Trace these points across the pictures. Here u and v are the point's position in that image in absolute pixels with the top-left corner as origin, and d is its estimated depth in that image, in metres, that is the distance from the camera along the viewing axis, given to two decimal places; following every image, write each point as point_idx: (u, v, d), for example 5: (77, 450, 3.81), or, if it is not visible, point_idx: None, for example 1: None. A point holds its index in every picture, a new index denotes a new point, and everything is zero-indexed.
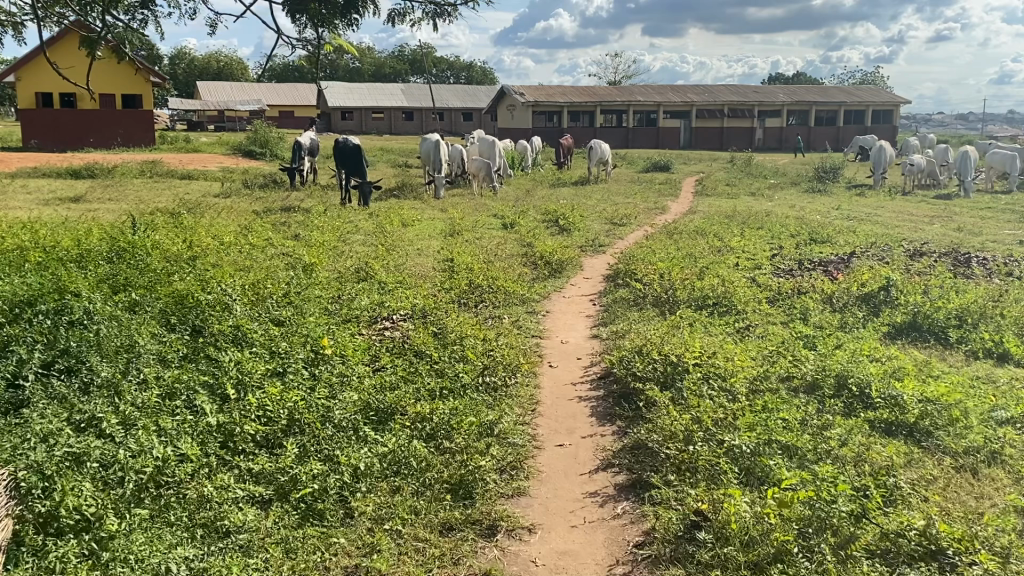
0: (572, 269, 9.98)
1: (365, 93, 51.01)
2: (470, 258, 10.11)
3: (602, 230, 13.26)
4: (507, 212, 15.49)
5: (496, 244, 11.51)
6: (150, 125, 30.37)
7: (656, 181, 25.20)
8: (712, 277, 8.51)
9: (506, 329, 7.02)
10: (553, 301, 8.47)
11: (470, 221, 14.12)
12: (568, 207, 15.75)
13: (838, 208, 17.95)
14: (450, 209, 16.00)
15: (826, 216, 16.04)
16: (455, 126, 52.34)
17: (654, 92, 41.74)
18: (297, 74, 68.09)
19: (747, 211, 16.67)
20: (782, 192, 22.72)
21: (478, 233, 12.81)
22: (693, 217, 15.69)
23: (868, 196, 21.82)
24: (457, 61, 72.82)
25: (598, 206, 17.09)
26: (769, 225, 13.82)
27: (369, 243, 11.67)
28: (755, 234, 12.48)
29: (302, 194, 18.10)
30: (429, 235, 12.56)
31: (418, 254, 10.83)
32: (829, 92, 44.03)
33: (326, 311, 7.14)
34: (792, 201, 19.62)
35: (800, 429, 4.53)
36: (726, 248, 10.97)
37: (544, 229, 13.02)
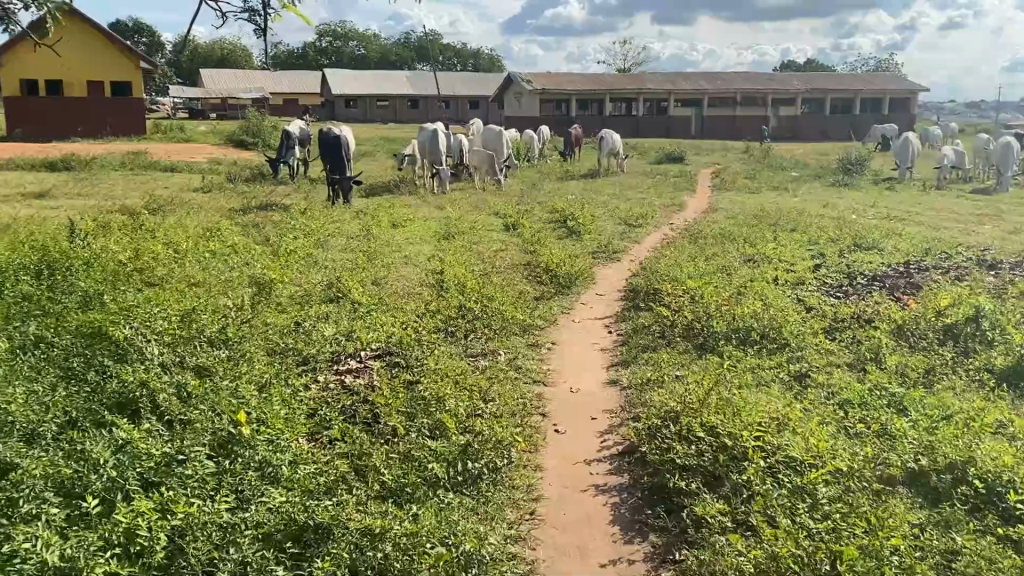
0: (582, 284, 8.50)
1: (368, 80, 49.51)
2: (464, 270, 8.65)
3: (616, 233, 11.77)
4: (511, 210, 14.06)
5: (496, 251, 10.04)
6: (141, 116, 28.86)
7: (670, 174, 23.67)
8: (755, 299, 7.04)
9: (502, 372, 5.55)
10: (561, 328, 7.00)
11: (469, 221, 12.69)
12: (578, 205, 14.30)
13: (872, 205, 16.42)
14: (448, 206, 14.58)
15: (863, 215, 14.53)
16: (463, 115, 51.22)
17: (666, 79, 40.11)
18: (301, 62, 66.63)
19: (774, 209, 15.19)
20: (807, 186, 21.17)
21: (478, 236, 11.36)
22: (716, 217, 14.20)
23: (899, 191, 20.26)
24: (464, 48, 71.06)
25: (611, 203, 15.62)
26: (804, 227, 12.32)
27: (351, 248, 10.22)
28: (790, 239, 10.99)
29: (290, 190, 16.71)
30: (421, 239, 11.09)
31: (405, 264, 9.38)
32: (847, 80, 42.25)
33: (276, 350, 5.68)
34: (821, 197, 18.09)
35: (921, 565, 3.08)
36: (759, 258, 9.51)
37: (552, 231, 11.56)
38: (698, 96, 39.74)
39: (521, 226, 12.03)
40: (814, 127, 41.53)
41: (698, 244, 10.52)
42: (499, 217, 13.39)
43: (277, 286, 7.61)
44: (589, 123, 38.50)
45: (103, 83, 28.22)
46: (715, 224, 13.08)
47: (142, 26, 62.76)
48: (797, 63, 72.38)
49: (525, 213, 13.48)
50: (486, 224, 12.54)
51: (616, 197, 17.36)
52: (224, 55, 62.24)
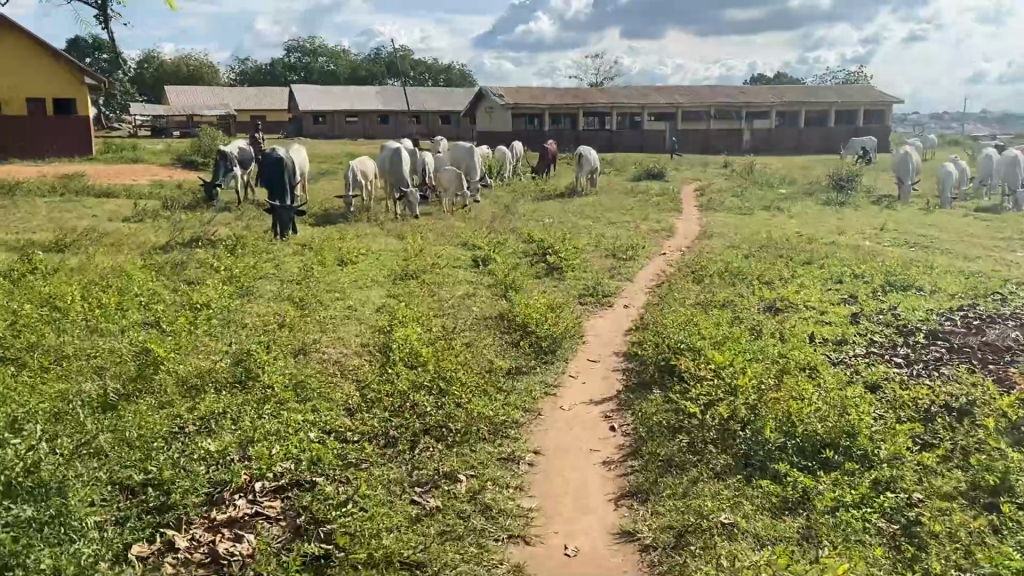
0: (569, 345, 6.67)
1: (335, 95, 47.63)
2: (417, 327, 6.81)
3: (604, 270, 9.97)
4: (480, 240, 12.27)
5: (463, 299, 8.21)
6: (86, 134, 26.66)
7: (653, 192, 21.98)
8: (806, 379, 5.26)
9: (459, 528, 3.74)
10: (547, 418, 5.18)
11: (431, 254, 10.88)
12: (558, 234, 12.53)
13: (882, 228, 14.77)
14: (409, 236, 12.77)
15: (877, 239, 12.83)
16: (434, 130, 49.45)
17: (641, 93, 38.60)
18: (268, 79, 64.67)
19: (777, 234, 13.48)
20: (802, 206, 19.55)
21: (443, 275, 9.52)
22: (714, 245, 12.46)
23: (902, 211, 18.71)
24: (434, 61, 69.27)
25: (593, 231, 13.85)
26: (820, 258, 10.58)
27: (283, 297, 8.35)
28: (809, 275, 9.25)
29: (233, 220, 14.86)
30: (371, 280, 9.25)
31: (345, 319, 7.52)
32: (824, 91, 40.93)
33: (117, 508, 3.78)
34: (821, 219, 16.44)
35: None
36: (785, 306, 7.75)
37: (530, 269, 9.75)
38: (673, 109, 38.23)
39: (493, 262, 10.20)
40: (790, 140, 40.16)
41: (701, 284, 8.77)
42: (468, 249, 11.58)
43: (168, 366, 5.78)
44: (563, 137, 36.80)
45: (44, 101, 25.91)
46: (717, 253, 11.32)
47: (101, 42, 60.41)
48: (772, 74, 71.36)
49: (498, 244, 11.68)
50: (452, 258, 10.71)
51: (598, 221, 15.60)
52: (189, 71, 60.12)
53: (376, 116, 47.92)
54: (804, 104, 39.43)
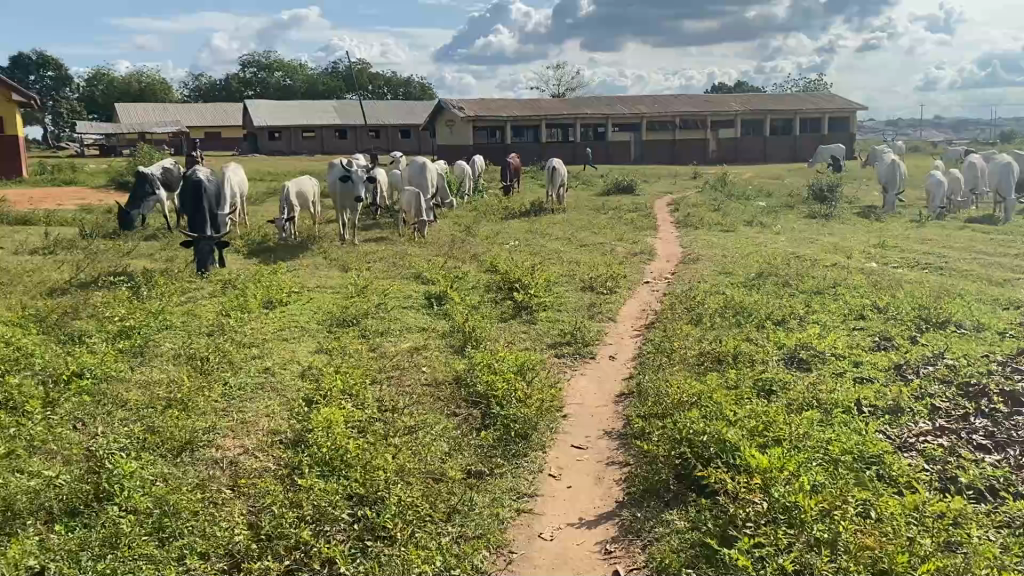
0: (547, 423, 5.08)
1: (291, 110, 45.86)
2: (346, 405, 5.24)
3: (581, 308, 8.42)
4: (436, 270, 10.68)
5: (412, 355, 6.61)
6: (17, 153, 24.67)
7: (625, 208, 20.55)
8: (884, 493, 3.75)
9: None
10: (525, 561, 3.62)
11: (378, 290, 9.25)
12: (524, 262, 11.01)
13: (877, 246, 13.46)
14: (356, 267, 11.16)
15: (882, 260, 11.45)
16: (394, 144, 47.73)
17: (604, 103, 37.39)
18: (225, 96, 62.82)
19: (770, 255, 12.03)
20: (784, 221, 18.23)
21: (390, 319, 7.91)
22: (703, 269, 11.00)
23: (890, 223, 17.45)
24: (394, 75, 67.53)
25: (563, 256, 12.33)
26: (826, 285, 9.14)
27: (187, 358, 6.70)
28: (824, 311, 7.79)
29: (158, 250, 13.13)
30: (302, 330, 7.62)
31: (256, 390, 5.90)
32: (790, 100, 39.99)
33: None
34: (810, 235, 15.10)
35: None
36: (808, 357, 6.25)
37: (494, 310, 8.17)
38: (637, 120, 36.98)
39: (451, 298, 8.60)
40: (755, 149, 39.18)
41: (699, 328, 7.26)
42: (422, 283, 9.97)
43: None
44: (526, 150, 35.39)
45: None
46: (707, 281, 9.84)
47: (48, 59, 57.86)
48: (736, 83, 70.69)
49: (456, 276, 10.11)
50: (402, 295, 9.11)
51: (569, 244, 14.09)
52: (141, 88, 57.77)
53: (334, 131, 46.14)
54: (770, 112, 38.44)
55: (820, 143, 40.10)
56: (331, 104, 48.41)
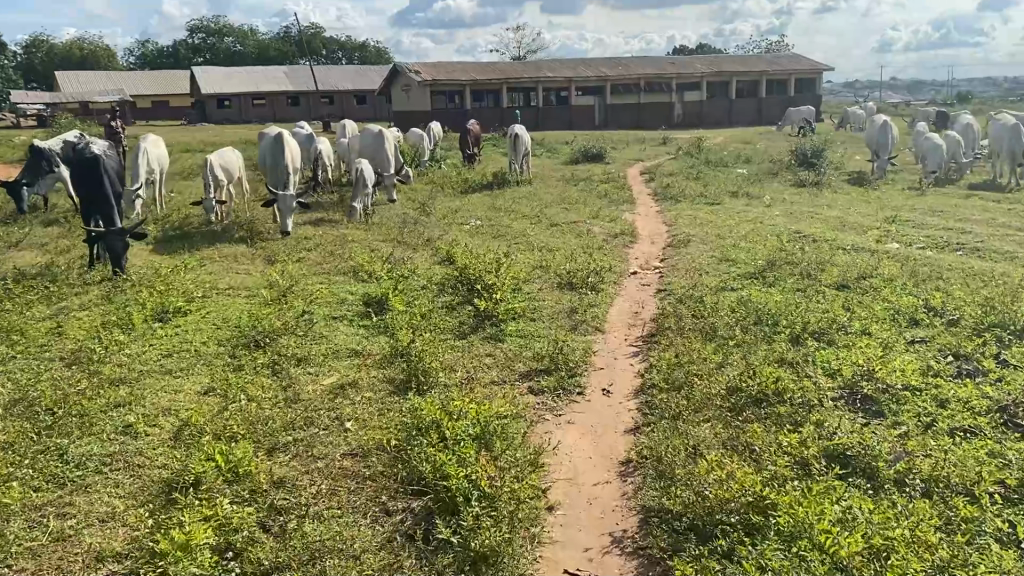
0: (525, 531, 3.36)
1: (239, 76, 43.27)
2: (218, 508, 3.44)
3: (559, 313, 6.71)
4: (379, 262, 8.89)
5: (336, 399, 4.84)
6: None
7: (595, 178, 18.82)
8: None
9: None
10: None
11: (306, 292, 7.45)
12: (487, 252, 9.27)
13: (883, 220, 11.90)
14: (288, 259, 9.34)
15: (898, 239, 9.87)
16: (349, 111, 45.35)
17: (567, 66, 35.47)
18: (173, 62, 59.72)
19: (771, 236, 10.35)
20: (770, 190, 16.67)
21: (315, 338, 6.11)
22: (696, 254, 9.33)
23: (884, 191, 15.94)
24: (349, 39, 64.66)
25: (530, 241, 10.59)
26: (851, 275, 7.51)
27: (20, 406, 4.84)
28: (868, 317, 6.15)
29: (57, 238, 11.15)
30: (198, 357, 5.80)
31: (100, 466, 4.08)
32: (757, 60, 38.35)
33: None
34: (805, 208, 13.45)
35: None
36: (875, 394, 4.62)
37: (450, 321, 6.41)
38: (600, 83, 35.02)
39: (395, 304, 6.82)
40: (720, 112, 37.52)
41: (715, 345, 5.60)
42: (362, 280, 8.18)
43: None
44: (486, 116, 33.43)
45: None
46: (707, 271, 8.15)
47: None
48: (700, 46, 68.90)
49: (406, 270, 8.33)
50: (336, 297, 7.31)
51: (536, 224, 12.34)
52: (82, 55, 54.54)
53: (286, 98, 43.69)
54: (735, 74, 36.78)
55: (787, 106, 38.57)
56: (280, 69, 45.82)
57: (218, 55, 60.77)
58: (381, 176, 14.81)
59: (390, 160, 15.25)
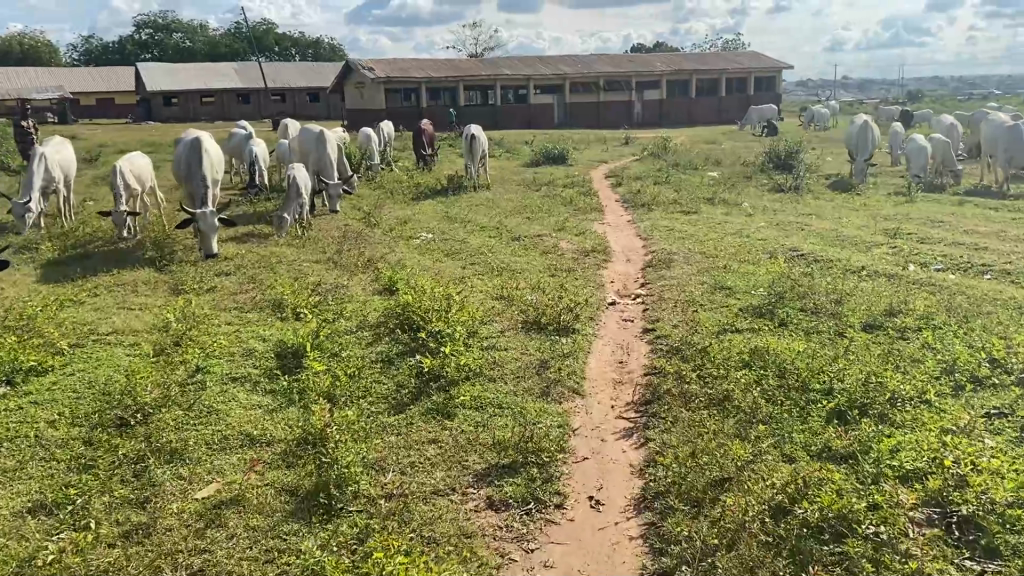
0: None
1: (186, 72, 41.17)
2: None
3: (525, 367, 5.28)
4: (307, 291, 7.37)
5: (207, 535, 3.37)
6: None
7: (558, 182, 17.46)
8: None
9: None
10: None
11: (207, 341, 5.92)
12: (438, 281, 7.80)
13: (880, 233, 10.67)
14: (200, 290, 7.79)
15: (908, 260, 8.63)
16: (301, 109, 43.47)
17: (525, 63, 34.06)
18: (118, 59, 57.18)
19: (766, 255, 9.01)
20: (748, 196, 15.42)
21: (204, 414, 4.62)
22: (683, 278, 7.97)
23: (870, 197, 14.81)
24: (302, 36, 62.55)
25: (489, 261, 9.17)
26: (874, 314, 6.19)
27: None
28: (918, 375, 4.82)
29: None
30: (40, 447, 4.28)
31: None
32: (717, 58, 37.28)
33: None
34: (792, 219, 12.19)
35: None
36: (979, 503, 3.28)
37: (383, 386, 4.96)
38: (559, 80, 33.64)
39: (315, 360, 5.34)
40: (681, 111, 36.44)
41: (733, 427, 4.22)
42: (281, 316, 6.66)
43: None
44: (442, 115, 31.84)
45: None
46: (701, 306, 6.77)
47: None
48: (659, 46, 68.14)
49: (338, 305, 6.85)
50: (244, 346, 5.82)
51: (495, 239, 10.90)
52: (21, 50, 51.83)
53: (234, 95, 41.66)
54: (696, 73, 35.66)
55: (747, 105, 37.64)
56: (229, 66, 43.74)
57: (166, 51, 58.23)
58: (325, 184, 13.08)
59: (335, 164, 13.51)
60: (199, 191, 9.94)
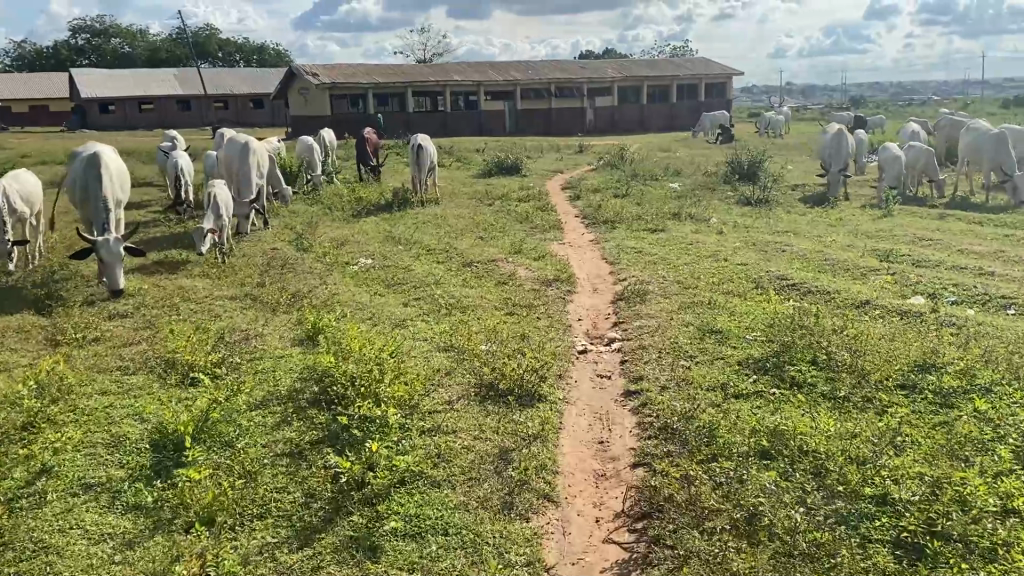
0: None
1: (122, 79, 39.13)
2: None
3: (477, 459, 4.04)
4: (214, 343, 6.04)
5: None
6: None
7: (513, 195, 16.25)
8: None
9: None
10: None
11: (66, 426, 4.56)
12: (375, 327, 6.52)
13: (867, 255, 9.64)
14: (84, 339, 6.40)
15: (911, 290, 7.56)
16: (244, 116, 41.65)
17: (474, 69, 32.84)
18: (52, 64, 54.63)
19: (753, 286, 7.89)
20: (716, 210, 14.37)
21: (31, 559, 3.29)
22: (665, 317, 6.79)
23: (845, 210, 13.86)
24: (245, 42, 60.51)
25: (436, 295, 7.90)
26: (902, 371, 5.06)
27: None
28: (993, 470, 3.71)
29: None
30: None
31: None
32: (669, 64, 36.48)
33: None
34: (768, 237, 11.12)
35: None
36: None
37: (286, 501, 3.70)
38: (510, 87, 32.49)
39: (200, 457, 4.03)
40: (633, 118, 35.53)
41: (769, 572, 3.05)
42: (173, 384, 5.33)
43: None
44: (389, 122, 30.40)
45: None
46: (693, 359, 5.58)
47: None
48: (610, 52, 67.48)
49: (246, 369, 5.54)
50: (112, 432, 4.49)
51: (443, 264, 9.66)
52: None
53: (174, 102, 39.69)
54: (649, 79, 34.77)
55: (699, 111, 36.89)
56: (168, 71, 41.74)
57: (105, 58, 55.63)
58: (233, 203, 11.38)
59: (253, 183, 11.43)
60: (98, 216, 8.52)
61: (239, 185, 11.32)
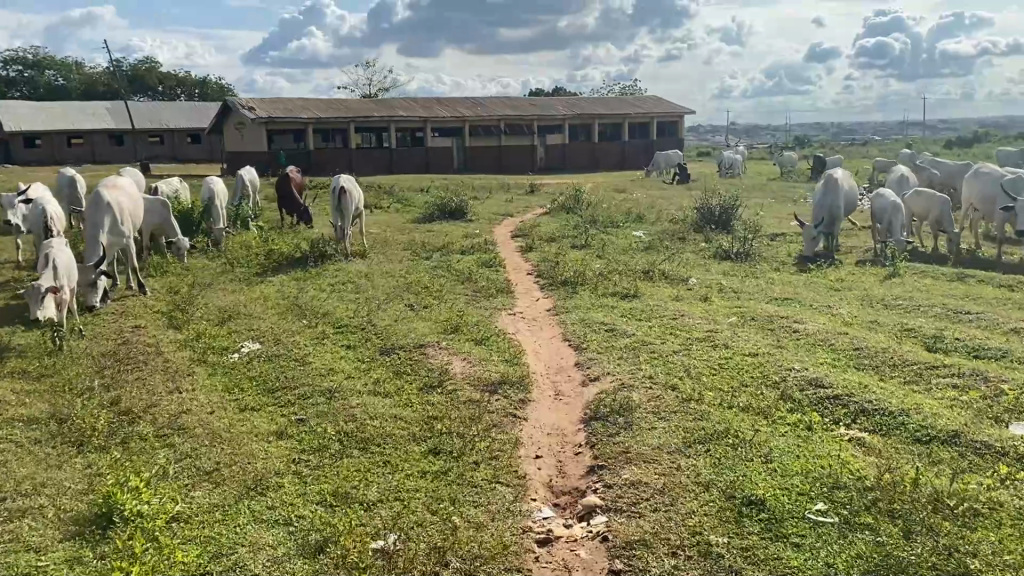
0: None
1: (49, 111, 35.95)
2: None
3: None
4: None
5: None
6: None
7: (454, 245, 13.91)
8: None
9: None
10: None
11: None
12: (216, 500, 4.09)
13: (901, 340, 7.44)
14: None
15: (996, 406, 5.34)
16: (180, 152, 38.71)
17: (417, 105, 30.61)
18: None
19: (778, 397, 5.62)
20: (697, 267, 12.18)
21: None
22: (672, 466, 4.45)
23: (846, 269, 11.77)
24: (185, 76, 57.42)
25: (331, 411, 5.50)
26: None
27: None
28: None
29: None
30: None
31: None
32: (620, 102, 34.67)
33: None
34: (768, 310, 8.88)
35: None
36: None
37: None
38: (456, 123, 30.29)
39: None
40: (584, 157, 33.52)
41: None
42: None
43: None
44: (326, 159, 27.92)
45: None
46: None
47: None
48: (560, 91, 65.93)
49: None
50: None
51: (351, 352, 7.28)
52: None
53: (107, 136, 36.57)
54: (601, 116, 32.84)
55: (651, 150, 35.10)
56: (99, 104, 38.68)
57: (37, 90, 51.90)
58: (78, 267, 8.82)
59: (102, 244, 8.87)
60: None
61: (92, 249, 8.80)
